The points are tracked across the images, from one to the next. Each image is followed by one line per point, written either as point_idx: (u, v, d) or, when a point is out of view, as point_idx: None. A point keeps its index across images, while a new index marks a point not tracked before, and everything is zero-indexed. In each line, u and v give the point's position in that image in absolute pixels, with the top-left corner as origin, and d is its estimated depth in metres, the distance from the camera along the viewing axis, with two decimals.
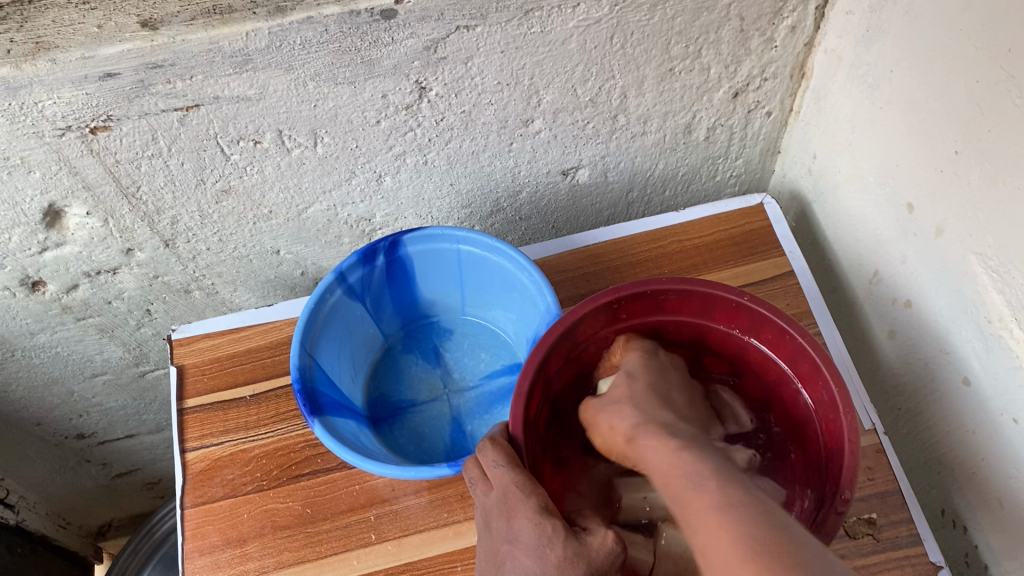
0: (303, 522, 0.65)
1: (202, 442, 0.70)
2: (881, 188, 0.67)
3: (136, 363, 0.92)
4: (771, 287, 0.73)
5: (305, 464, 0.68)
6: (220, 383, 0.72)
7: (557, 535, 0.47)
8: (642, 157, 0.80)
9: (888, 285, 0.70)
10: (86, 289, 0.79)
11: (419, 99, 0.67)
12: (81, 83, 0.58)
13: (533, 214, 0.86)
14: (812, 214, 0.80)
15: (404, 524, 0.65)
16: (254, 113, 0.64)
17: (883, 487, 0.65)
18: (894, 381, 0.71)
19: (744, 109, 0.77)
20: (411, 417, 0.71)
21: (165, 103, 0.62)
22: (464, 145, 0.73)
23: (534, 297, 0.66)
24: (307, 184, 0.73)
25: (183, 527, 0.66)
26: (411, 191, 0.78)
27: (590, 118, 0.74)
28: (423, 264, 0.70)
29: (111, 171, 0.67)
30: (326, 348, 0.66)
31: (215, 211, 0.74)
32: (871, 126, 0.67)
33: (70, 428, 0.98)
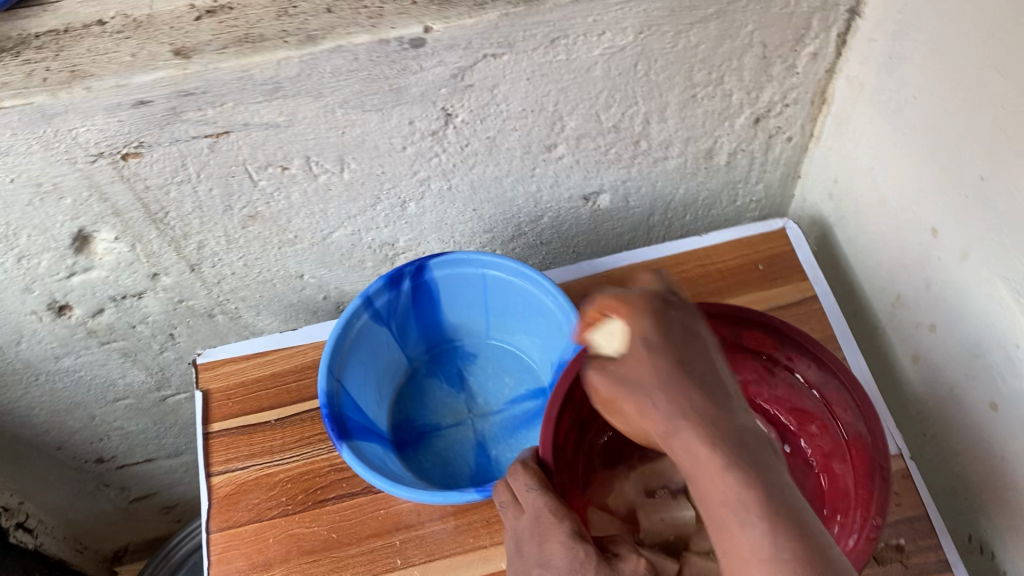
0: (329, 547, 0.65)
1: (227, 466, 0.70)
2: (905, 212, 0.68)
3: (158, 386, 0.92)
4: (794, 311, 0.74)
5: (330, 489, 0.68)
6: (245, 407, 0.72)
7: (591, 559, 0.47)
8: (663, 182, 0.81)
9: (912, 310, 0.70)
10: (112, 313, 0.79)
11: (445, 126, 0.68)
12: (114, 111, 0.59)
13: (554, 239, 0.86)
14: (833, 239, 0.80)
15: (430, 548, 0.65)
16: (282, 140, 0.65)
17: (911, 512, 0.65)
18: (918, 406, 0.71)
19: (765, 134, 0.77)
20: (436, 442, 0.71)
21: (196, 130, 0.62)
22: (488, 170, 0.74)
23: (561, 323, 0.67)
24: (332, 209, 0.74)
25: (209, 552, 0.66)
26: (434, 216, 0.78)
27: (613, 143, 0.74)
28: (449, 289, 0.71)
29: (140, 198, 0.68)
30: (352, 372, 0.67)
31: (241, 236, 0.74)
32: (895, 151, 0.67)
33: (90, 452, 0.98)
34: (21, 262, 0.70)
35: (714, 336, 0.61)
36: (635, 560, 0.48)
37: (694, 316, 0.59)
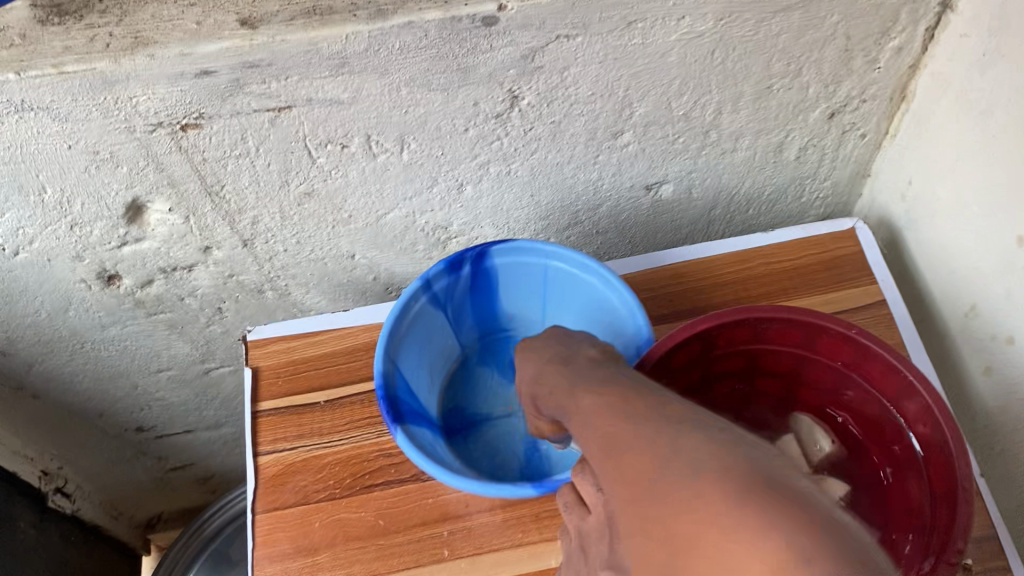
0: (375, 534, 0.64)
1: (275, 446, 0.69)
2: (987, 218, 0.65)
3: (202, 360, 0.91)
4: (862, 315, 0.71)
5: (378, 474, 0.67)
6: (294, 387, 0.71)
7: None
8: (728, 174, 0.78)
9: (987, 321, 0.67)
10: (160, 285, 0.78)
11: (510, 108, 0.65)
12: (177, 80, 0.58)
13: (611, 229, 0.84)
14: (903, 241, 0.77)
15: (478, 541, 0.64)
16: (344, 116, 0.63)
17: (979, 531, 0.63)
18: (988, 420, 0.68)
19: (838, 130, 0.74)
20: (485, 431, 0.70)
21: (257, 103, 0.61)
22: (549, 156, 0.72)
23: (624, 319, 0.64)
24: (389, 189, 0.72)
25: (253, 532, 0.65)
26: (491, 200, 0.76)
27: (681, 132, 0.71)
28: (507, 276, 0.69)
29: (197, 170, 0.66)
30: (407, 356, 0.65)
31: (296, 212, 0.73)
32: (979, 154, 0.64)
33: (130, 420, 0.98)
34: (74, 229, 0.69)
35: (785, 339, 0.58)
36: None
37: (766, 319, 0.56)
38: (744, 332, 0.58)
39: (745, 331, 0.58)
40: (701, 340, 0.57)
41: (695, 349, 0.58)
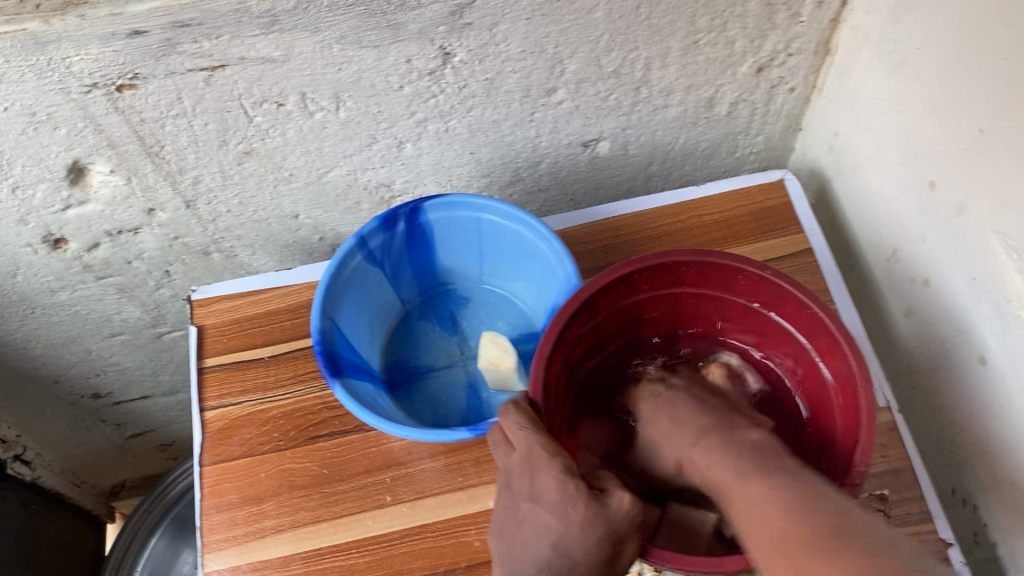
0: (319, 482, 0.66)
1: (220, 401, 0.70)
2: (904, 166, 0.67)
3: (154, 324, 0.93)
4: (789, 264, 0.74)
5: (322, 426, 0.69)
6: (238, 344, 0.73)
7: (580, 494, 0.47)
8: (663, 130, 0.80)
9: (906, 264, 0.70)
10: (107, 248, 0.79)
11: (443, 65, 0.67)
12: (109, 40, 0.58)
13: (552, 186, 0.86)
14: (832, 192, 0.80)
15: (420, 486, 0.66)
16: (279, 75, 0.65)
17: (896, 464, 0.66)
18: (908, 360, 0.72)
19: (767, 84, 0.76)
20: (427, 382, 0.72)
21: (191, 63, 0.62)
22: (485, 113, 0.73)
23: (555, 268, 0.67)
24: (328, 148, 0.73)
25: (201, 484, 0.67)
26: (431, 158, 0.78)
27: (613, 89, 0.73)
28: (444, 231, 0.71)
29: (135, 130, 0.67)
30: (346, 311, 0.67)
31: (237, 172, 0.74)
32: (896, 103, 0.67)
33: (86, 386, 0.99)
34: (16, 193, 0.70)
35: (707, 280, 0.60)
36: (620, 497, 0.48)
37: (687, 262, 0.58)
38: (667, 276, 0.60)
39: (668, 273, 0.60)
40: (625, 282, 0.59)
41: (620, 291, 0.59)
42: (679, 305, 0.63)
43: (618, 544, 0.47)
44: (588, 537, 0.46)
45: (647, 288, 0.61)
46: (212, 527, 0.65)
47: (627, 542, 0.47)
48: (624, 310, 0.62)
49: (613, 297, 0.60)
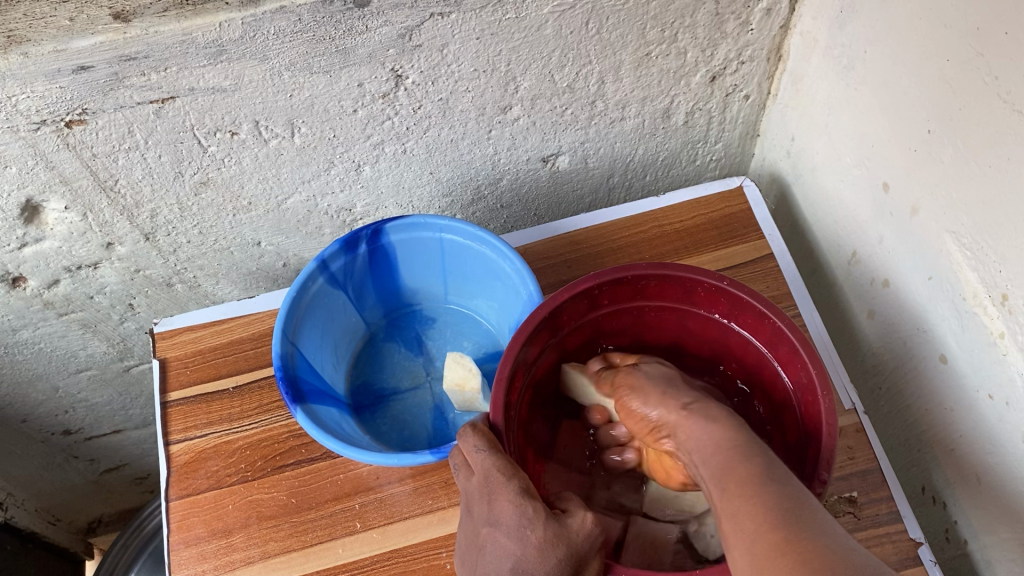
0: (288, 512, 0.65)
1: (186, 434, 0.70)
2: (859, 168, 0.68)
3: (121, 357, 0.92)
4: (751, 270, 0.74)
5: (288, 455, 0.68)
6: (203, 376, 0.72)
7: (538, 516, 0.47)
8: (621, 142, 0.80)
9: (866, 266, 0.70)
10: (67, 285, 0.78)
11: (395, 87, 0.66)
12: (54, 76, 0.58)
13: (514, 202, 0.86)
14: (791, 196, 0.81)
15: (389, 511, 0.65)
16: (230, 104, 0.64)
17: (864, 466, 0.66)
18: (874, 361, 0.72)
19: (722, 92, 0.77)
20: (394, 405, 0.71)
21: (140, 95, 0.61)
22: (442, 133, 0.73)
23: (517, 285, 0.66)
24: (285, 174, 0.73)
25: (168, 519, 0.66)
26: (390, 180, 0.78)
27: (568, 104, 0.73)
28: (405, 252, 0.70)
29: (88, 165, 0.66)
30: (308, 336, 0.66)
31: (194, 203, 0.74)
32: (847, 107, 0.67)
33: (56, 424, 0.98)
34: None
35: (666, 293, 0.59)
36: (581, 515, 0.48)
37: (645, 276, 0.57)
38: (625, 291, 0.59)
39: (627, 288, 0.59)
40: (585, 299, 0.58)
41: (579, 307, 0.59)
42: (641, 319, 0.62)
43: (581, 564, 0.46)
44: (547, 559, 0.46)
45: (607, 304, 0.60)
46: (181, 563, 0.65)
47: (590, 561, 0.47)
48: (585, 327, 0.61)
49: (573, 314, 0.59)
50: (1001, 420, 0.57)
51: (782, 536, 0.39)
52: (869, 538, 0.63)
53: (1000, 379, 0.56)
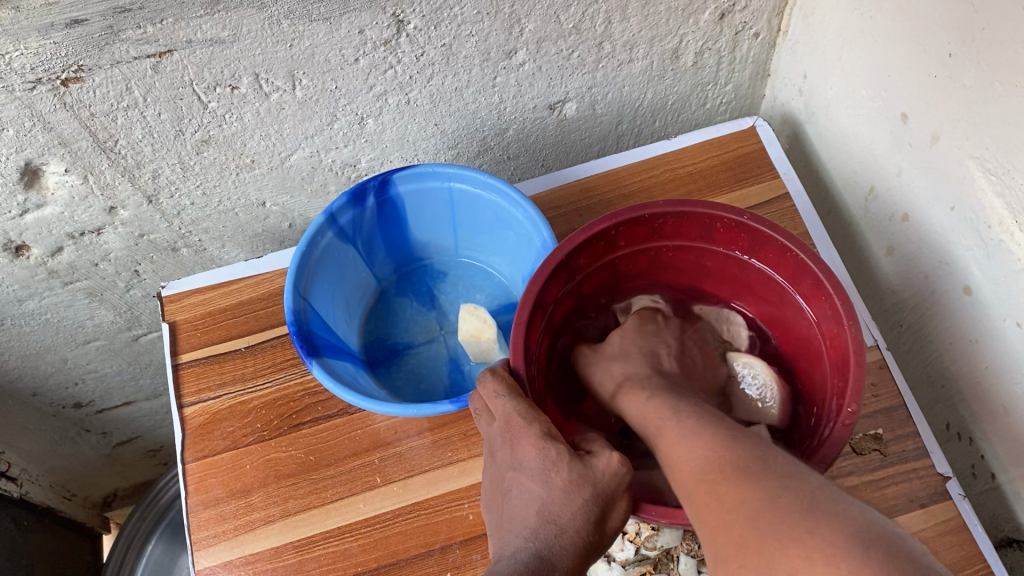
0: (307, 469, 0.65)
1: (200, 396, 0.69)
2: (876, 100, 0.66)
3: (129, 326, 0.91)
4: (766, 211, 0.73)
5: (305, 413, 0.67)
6: (214, 337, 0.71)
7: (561, 458, 0.46)
8: (629, 87, 0.79)
9: (884, 201, 0.69)
10: (72, 252, 0.77)
11: (397, 34, 0.65)
12: (47, 32, 0.56)
13: (522, 152, 0.85)
14: (804, 136, 0.79)
15: (409, 465, 0.64)
16: (229, 56, 0.62)
17: (888, 402, 0.65)
18: (894, 298, 0.71)
19: (731, 30, 0.75)
20: (408, 359, 0.70)
21: (136, 50, 0.59)
22: (446, 81, 0.71)
23: (531, 233, 0.65)
24: (288, 130, 0.72)
25: (185, 481, 0.66)
26: (395, 133, 0.76)
27: (575, 46, 0.72)
28: (414, 204, 0.69)
29: (86, 125, 0.65)
30: (319, 292, 0.65)
31: (196, 162, 0.72)
32: (862, 37, 0.65)
33: (67, 397, 0.97)
34: None
35: (683, 232, 0.58)
36: (607, 456, 0.47)
37: (663, 214, 0.56)
38: (642, 232, 0.58)
39: (644, 228, 0.57)
40: (601, 241, 0.57)
41: (595, 250, 0.57)
42: (659, 259, 0.61)
43: (607, 504, 0.46)
44: (573, 501, 0.45)
45: (624, 246, 0.59)
46: (200, 524, 0.64)
47: (617, 502, 0.46)
48: (603, 270, 0.60)
49: (589, 257, 0.57)
50: None
51: (712, 484, 0.40)
52: (895, 474, 0.62)
53: None
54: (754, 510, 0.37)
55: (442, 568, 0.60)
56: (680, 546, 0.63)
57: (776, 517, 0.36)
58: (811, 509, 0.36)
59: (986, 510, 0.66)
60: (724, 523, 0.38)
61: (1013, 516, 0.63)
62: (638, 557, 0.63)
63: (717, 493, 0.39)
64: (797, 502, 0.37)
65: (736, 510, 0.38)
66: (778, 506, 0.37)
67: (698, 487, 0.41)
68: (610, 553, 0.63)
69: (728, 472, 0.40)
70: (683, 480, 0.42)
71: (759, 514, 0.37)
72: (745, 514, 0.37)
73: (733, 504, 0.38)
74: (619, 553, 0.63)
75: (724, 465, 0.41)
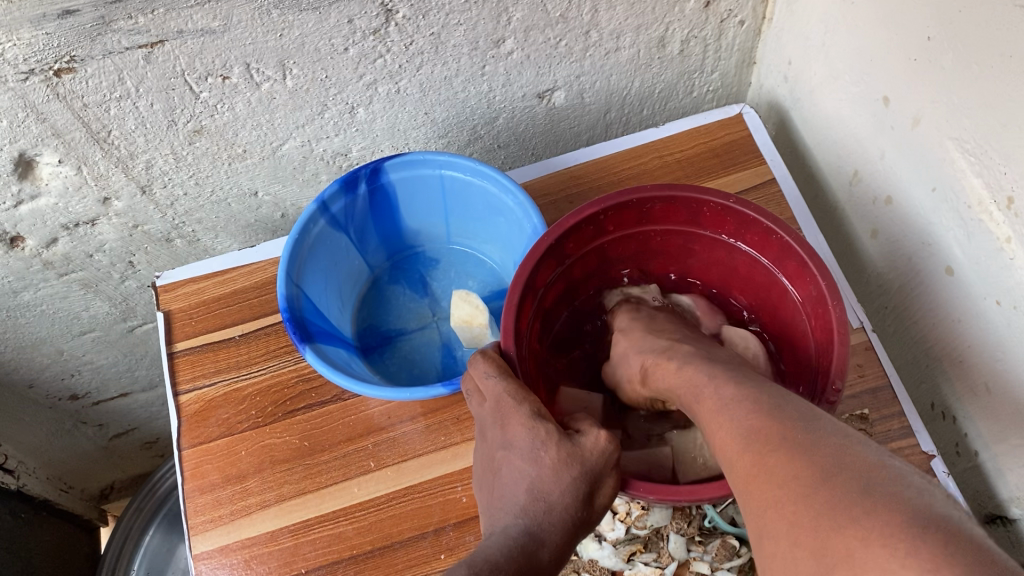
0: (302, 455, 0.66)
1: (195, 384, 0.70)
2: (859, 85, 0.67)
3: (124, 318, 0.92)
4: (753, 196, 0.74)
5: (299, 399, 0.68)
6: (208, 326, 0.72)
7: (550, 437, 0.47)
8: (617, 75, 0.80)
9: (868, 184, 0.70)
10: (66, 243, 0.78)
11: (386, 23, 0.65)
12: (40, 22, 0.56)
13: (511, 141, 0.85)
14: (790, 122, 0.80)
15: (403, 449, 0.65)
16: (220, 46, 0.63)
17: (873, 383, 0.66)
18: (879, 281, 0.72)
19: (717, 18, 0.76)
20: (401, 346, 0.71)
21: (128, 40, 0.60)
22: (435, 70, 0.72)
23: (521, 219, 0.66)
24: (279, 119, 0.72)
25: (182, 468, 0.67)
26: (386, 122, 0.77)
27: (562, 35, 0.72)
28: (405, 192, 0.70)
29: (79, 116, 0.65)
30: (312, 279, 0.66)
31: (189, 153, 0.73)
32: (845, 23, 0.66)
33: (63, 389, 0.98)
34: None
35: (670, 216, 0.59)
36: (595, 434, 0.48)
37: (649, 198, 0.57)
38: (630, 216, 0.59)
39: (631, 212, 0.58)
40: (589, 225, 0.58)
41: (584, 234, 0.58)
42: (646, 243, 0.62)
43: (595, 481, 0.47)
44: (562, 478, 0.46)
45: (612, 230, 0.60)
46: (197, 509, 0.65)
47: (605, 478, 0.47)
48: (592, 254, 0.61)
49: (578, 241, 0.58)
50: (1009, 326, 0.57)
51: (759, 458, 0.39)
52: None
53: (1009, 285, 0.55)
54: (806, 486, 0.35)
55: (436, 549, 0.61)
56: (669, 525, 0.64)
57: (815, 495, 0.35)
58: (869, 487, 0.34)
59: (970, 488, 0.67)
60: (772, 499, 0.37)
61: (996, 493, 0.64)
62: (628, 537, 0.64)
63: (764, 467, 0.38)
64: (855, 480, 0.34)
65: (785, 485, 0.36)
66: (835, 485, 0.34)
67: (744, 461, 0.40)
68: (600, 533, 0.64)
69: (773, 444, 0.38)
70: (726, 454, 0.41)
71: (813, 491, 0.35)
72: (794, 488, 0.36)
73: (782, 477, 0.37)
74: (609, 533, 0.64)
75: (770, 436, 0.39)
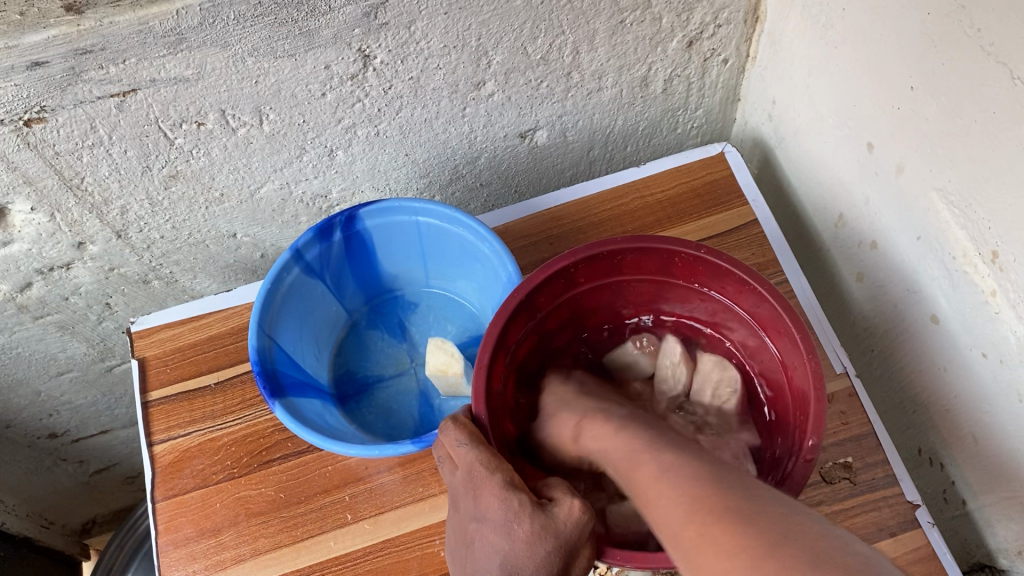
0: (277, 508, 0.64)
1: (169, 434, 0.68)
2: (842, 128, 0.66)
3: (102, 358, 0.90)
4: (736, 238, 0.73)
5: (275, 449, 0.67)
6: (184, 373, 0.71)
7: (524, 508, 0.46)
8: (600, 114, 0.79)
9: (853, 228, 0.69)
10: (41, 287, 0.76)
11: (364, 68, 0.64)
12: (8, 74, 0.55)
13: (494, 179, 0.84)
14: (774, 160, 0.79)
15: (380, 502, 0.64)
16: (194, 93, 0.62)
17: (858, 431, 0.65)
18: (864, 324, 0.71)
19: (700, 57, 0.75)
20: (378, 393, 0.70)
21: (99, 89, 0.59)
22: (415, 113, 0.71)
23: (498, 267, 0.65)
24: (257, 163, 0.71)
25: (155, 522, 0.65)
26: (365, 164, 0.76)
27: (543, 76, 0.72)
28: (381, 238, 0.69)
29: (51, 164, 0.64)
30: (286, 328, 0.65)
31: (165, 197, 0.72)
32: (827, 66, 0.65)
33: (42, 428, 0.96)
34: None
35: (644, 267, 0.58)
36: (570, 503, 0.47)
37: (623, 250, 0.56)
38: (603, 268, 0.58)
39: (605, 264, 0.57)
40: (563, 278, 0.57)
41: (557, 287, 0.57)
42: (622, 293, 0.61)
43: (571, 553, 0.45)
44: (536, 552, 0.45)
45: (586, 281, 0.59)
46: (171, 565, 0.63)
47: (581, 550, 0.46)
48: (566, 306, 0.60)
49: (551, 294, 0.58)
50: (995, 378, 0.56)
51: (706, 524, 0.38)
52: (865, 504, 0.63)
53: (994, 337, 0.55)
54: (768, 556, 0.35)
55: None
56: None
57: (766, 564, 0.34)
58: (831, 562, 0.34)
59: (957, 536, 0.66)
60: (726, 570, 0.35)
61: (984, 542, 0.63)
62: None
63: (710, 537, 0.37)
64: (802, 554, 0.34)
65: (739, 554, 0.36)
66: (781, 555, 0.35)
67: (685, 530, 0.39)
68: None
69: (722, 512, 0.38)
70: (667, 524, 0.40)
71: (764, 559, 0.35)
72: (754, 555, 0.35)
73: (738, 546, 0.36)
74: None
75: (712, 507, 0.39)
